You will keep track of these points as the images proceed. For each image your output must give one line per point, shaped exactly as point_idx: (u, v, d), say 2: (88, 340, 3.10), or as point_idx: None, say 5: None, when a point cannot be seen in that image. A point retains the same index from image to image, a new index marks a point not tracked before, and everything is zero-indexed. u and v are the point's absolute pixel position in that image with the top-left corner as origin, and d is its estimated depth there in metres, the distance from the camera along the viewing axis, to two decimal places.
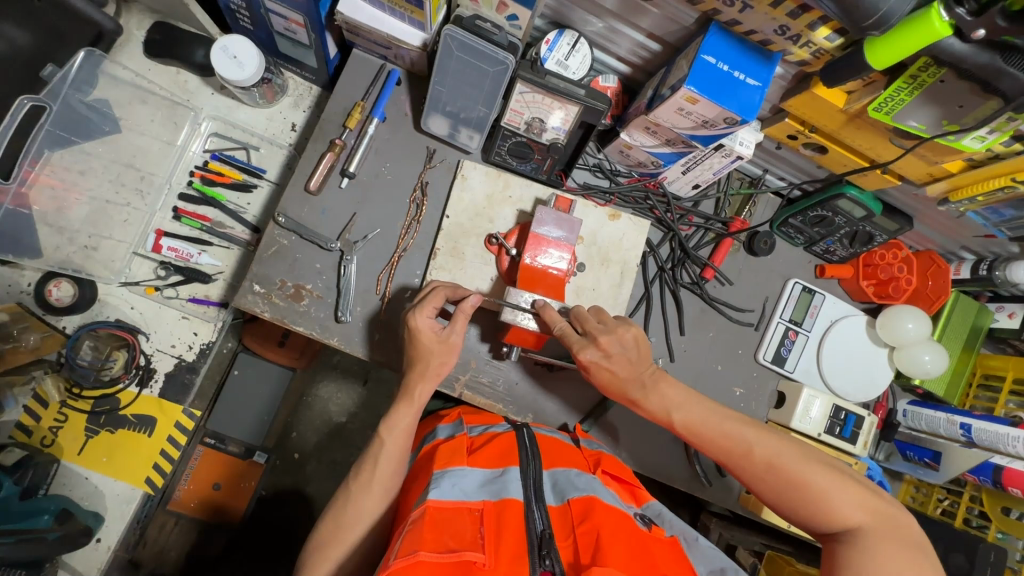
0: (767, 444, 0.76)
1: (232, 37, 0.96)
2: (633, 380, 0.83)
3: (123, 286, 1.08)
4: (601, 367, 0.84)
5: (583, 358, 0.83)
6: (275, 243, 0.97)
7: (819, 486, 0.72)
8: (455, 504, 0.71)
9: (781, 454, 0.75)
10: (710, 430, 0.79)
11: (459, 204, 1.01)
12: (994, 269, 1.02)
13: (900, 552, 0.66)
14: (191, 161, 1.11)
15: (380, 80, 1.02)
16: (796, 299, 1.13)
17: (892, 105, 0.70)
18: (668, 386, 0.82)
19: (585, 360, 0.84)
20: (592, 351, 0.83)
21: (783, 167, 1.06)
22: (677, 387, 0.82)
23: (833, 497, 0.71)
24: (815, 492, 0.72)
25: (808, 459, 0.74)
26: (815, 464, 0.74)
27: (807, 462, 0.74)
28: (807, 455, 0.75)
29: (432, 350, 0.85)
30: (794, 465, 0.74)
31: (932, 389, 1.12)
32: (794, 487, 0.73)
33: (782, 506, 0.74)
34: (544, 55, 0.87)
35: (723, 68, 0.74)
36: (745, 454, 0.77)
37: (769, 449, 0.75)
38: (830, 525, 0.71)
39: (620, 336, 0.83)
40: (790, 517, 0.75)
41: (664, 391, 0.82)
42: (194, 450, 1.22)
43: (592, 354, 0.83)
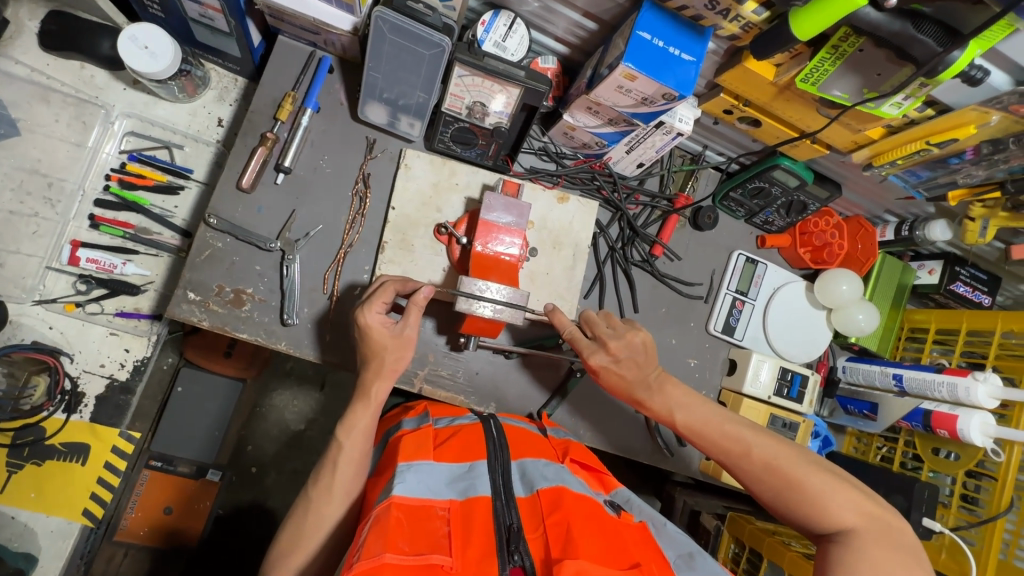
0: (767, 447, 0.77)
1: (141, 26, 0.89)
2: (640, 382, 0.84)
3: (38, 304, 0.98)
4: (611, 371, 0.85)
5: (592, 362, 0.84)
6: (208, 247, 0.91)
7: (817, 491, 0.73)
8: (421, 502, 0.71)
9: (780, 457, 0.76)
10: (711, 432, 0.80)
11: (405, 194, 0.98)
12: (915, 229, 1.08)
13: (892, 554, 0.68)
14: (105, 163, 1.01)
15: (311, 68, 0.97)
16: (740, 270, 1.17)
17: (818, 76, 0.73)
18: (673, 387, 0.82)
19: (594, 364, 0.85)
20: (601, 355, 0.84)
21: (721, 142, 1.08)
22: (677, 388, 0.83)
23: (830, 501, 0.72)
24: (812, 496, 0.73)
25: (807, 462, 0.75)
26: (815, 468, 0.75)
27: (806, 466, 0.75)
28: (805, 460, 0.75)
29: (386, 346, 0.82)
30: (792, 467, 0.75)
31: (867, 345, 1.20)
32: (791, 489, 0.74)
33: (779, 506, 0.75)
34: (481, 37, 0.85)
35: (658, 44, 0.75)
36: (745, 455, 0.78)
37: (768, 451, 0.76)
38: (825, 527, 0.72)
39: (629, 341, 0.83)
40: (785, 516, 0.76)
41: (662, 386, 0.83)
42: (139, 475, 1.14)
43: (601, 358, 0.84)
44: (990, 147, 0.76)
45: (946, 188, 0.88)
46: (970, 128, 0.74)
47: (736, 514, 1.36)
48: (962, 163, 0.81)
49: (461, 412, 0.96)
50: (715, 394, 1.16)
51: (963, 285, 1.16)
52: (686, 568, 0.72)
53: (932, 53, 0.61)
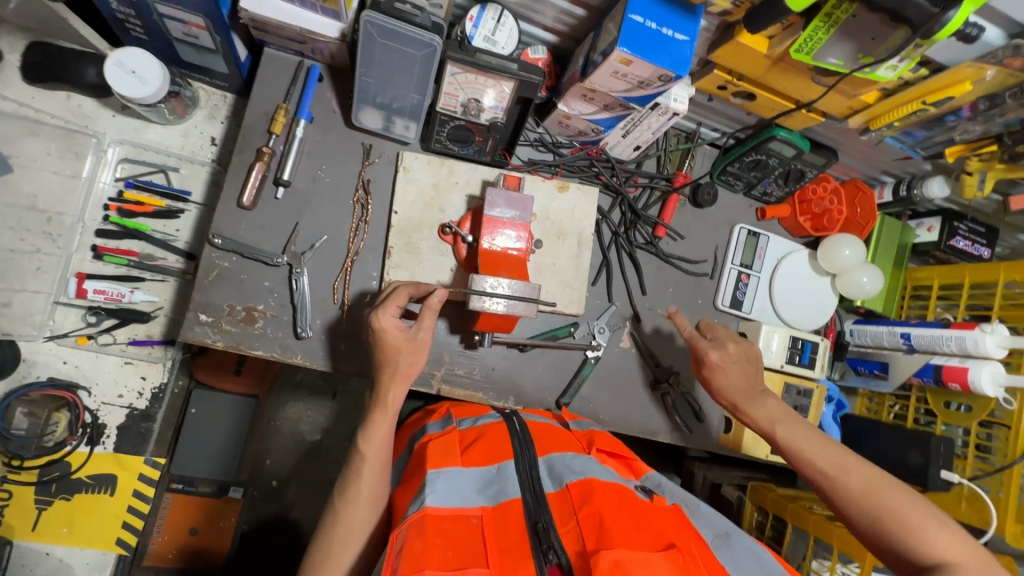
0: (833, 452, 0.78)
1: (126, 51, 0.87)
2: (741, 390, 0.89)
3: (50, 340, 0.98)
4: (722, 371, 0.91)
5: (713, 357, 0.91)
6: (216, 268, 0.91)
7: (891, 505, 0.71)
8: (454, 512, 0.74)
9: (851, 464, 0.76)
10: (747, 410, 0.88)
11: (406, 197, 0.98)
12: (913, 188, 1.09)
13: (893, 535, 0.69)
14: (103, 192, 1.00)
15: (301, 78, 0.96)
16: (742, 243, 1.18)
17: (812, 45, 0.73)
18: (721, 370, 0.91)
19: (714, 359, 0.92)
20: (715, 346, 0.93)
21: (715, 119, 1.08)
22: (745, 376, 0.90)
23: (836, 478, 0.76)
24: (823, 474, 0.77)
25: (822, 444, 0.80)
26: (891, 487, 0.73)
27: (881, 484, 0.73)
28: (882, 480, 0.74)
29: (400, 349, 0.82)
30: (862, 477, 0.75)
31: (873, 307, 1.21)
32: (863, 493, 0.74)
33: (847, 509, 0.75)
34: (470, 33, 0.85)
35: (652, 26, 0.74)
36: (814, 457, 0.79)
37: (787, 432, 0.83)
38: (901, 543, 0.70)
39: (728, 347, 0.92)
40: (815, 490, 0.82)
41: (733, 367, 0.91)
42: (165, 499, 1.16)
43: (718, 354, 0.92)
44: (987, 102, 0.77)
45: (943, 145, 0.89)
46: (966, 85, 0.74)
47: (756, 483, 1.38)
48: (959, 121, 0.82)
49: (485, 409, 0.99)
50: None
51: (963, 240, 1.18)
52: (724, 548, 0.74)
53: (927, 14, 0.62)
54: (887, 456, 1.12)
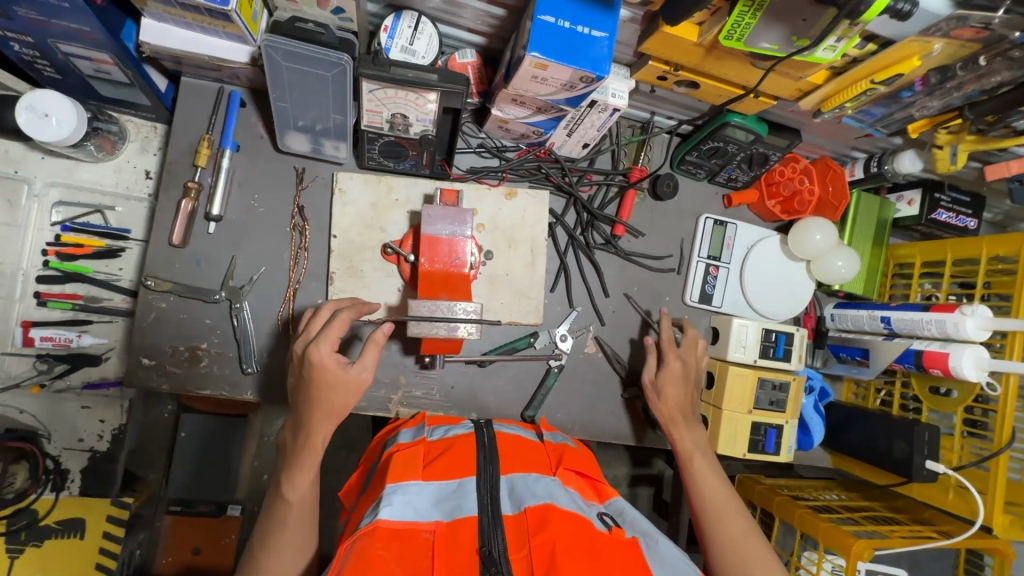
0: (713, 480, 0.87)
1: (38, 93, 0.84)
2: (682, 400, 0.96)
3: (4, 391, 0.98)
4: (670, 384, 0.97)
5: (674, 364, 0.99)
6: (153, 309, 0.89)
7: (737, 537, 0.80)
8: (407, 525, 0.68)
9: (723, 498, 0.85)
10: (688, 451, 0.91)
11: (344, 220, 0.95)
12: (884, 164, 1.02)
13: None
14: (40, 237, 0.99)
15: (223, 105, 0.92)
16: (709, 234, 1.12)
17: (741, 31, 0.67)
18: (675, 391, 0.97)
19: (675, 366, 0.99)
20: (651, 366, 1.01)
21: (668, 107, 1.01)
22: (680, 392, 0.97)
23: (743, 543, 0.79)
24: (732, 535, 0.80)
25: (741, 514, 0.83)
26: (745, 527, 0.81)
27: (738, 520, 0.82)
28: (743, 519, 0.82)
29: (334, 386, 0.77)
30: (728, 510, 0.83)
31: (852, 290, 1.15)
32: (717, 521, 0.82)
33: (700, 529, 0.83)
34: (386, 44, 0.81)
35: (565, 25, 0.69)
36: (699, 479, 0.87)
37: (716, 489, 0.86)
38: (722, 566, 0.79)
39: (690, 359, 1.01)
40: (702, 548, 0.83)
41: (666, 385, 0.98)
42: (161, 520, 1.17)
43: (677, 365, 0.99)
44: (938, 75, 0.71)
45: (904, 122, 0.82)
46: (914, 61, 0.69)
47: (745, 475, 1.35)
48: (914, 97, 0.75)
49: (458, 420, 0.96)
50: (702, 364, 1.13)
51: (946, 212, 1.10)
52: None
53: None
54: (868, 446, 1.09)
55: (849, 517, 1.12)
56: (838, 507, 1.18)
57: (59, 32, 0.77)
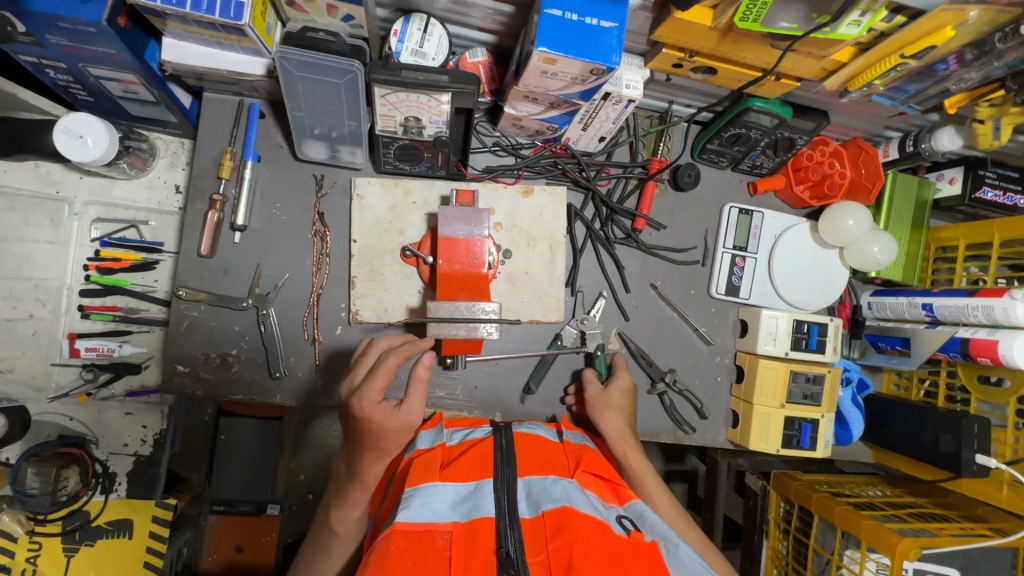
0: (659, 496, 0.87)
1: (72, 116, 0.88)
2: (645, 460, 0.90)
3: (54, 399, 1.03)
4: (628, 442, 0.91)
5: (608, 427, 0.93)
6: (185, 318, 0.93)
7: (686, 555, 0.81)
8: (425, 526, 0.68)
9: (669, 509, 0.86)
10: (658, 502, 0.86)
11: (363, 225, 0.96)
12: (920, 142, 0.96)
13: None
14: (81, 252, 1.04)
15: (243, 117, 0.95)
16: (734, 224, 1.09)
17: (757, 12, 0.64)
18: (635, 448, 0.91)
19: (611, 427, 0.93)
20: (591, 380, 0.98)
21: (687, 95, 0.98)
22: (622, 418, 0.94)
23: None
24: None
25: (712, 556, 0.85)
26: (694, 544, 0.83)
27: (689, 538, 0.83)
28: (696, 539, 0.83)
29: (386, 432, 0.80)
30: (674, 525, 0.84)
31: (890, 277, 1.10)
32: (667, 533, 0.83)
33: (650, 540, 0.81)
34: (396, 48, 0.81)
35: (572, 18, 0.68)
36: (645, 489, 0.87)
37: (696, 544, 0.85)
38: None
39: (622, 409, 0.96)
40: None
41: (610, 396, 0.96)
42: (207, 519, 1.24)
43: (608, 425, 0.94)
44: (974, 44, 0.66)
45: (940, 97, 0.78)
46: (947, 31, 0.64)
47: (781, 471, 1.31)
48: (950, 70, 0.71)
49: (478, 423, 0.95)
50: (731, 358, 1.11)
51: (992, 190, 1.03)
52: None
53: None
54: (912, 440, 1.04)
55: (894, 515, 1.07)
56: (882, 503, 1.13)
57: (88, 56, 0.80)
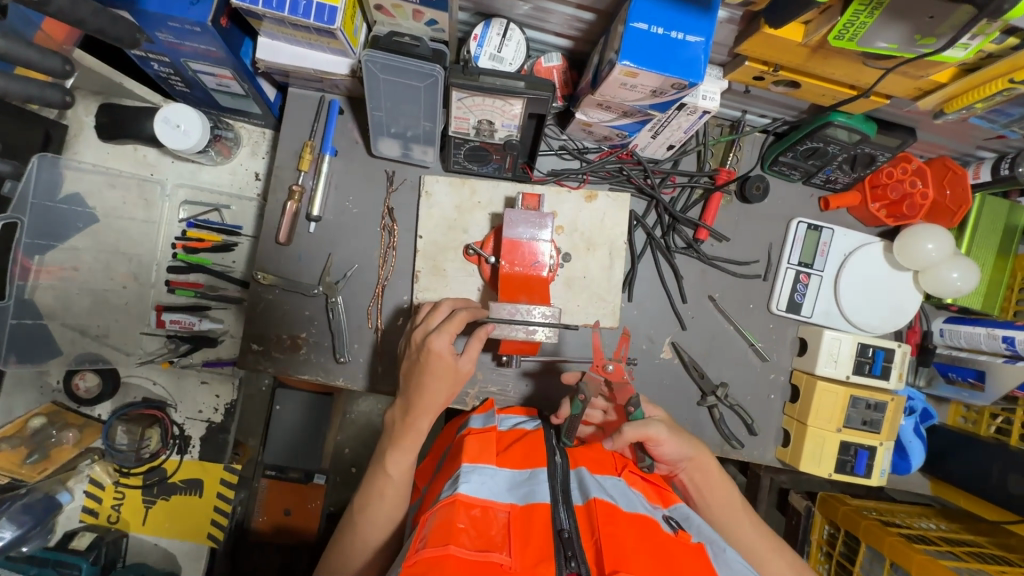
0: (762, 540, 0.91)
1: (170, 106, 0.95)
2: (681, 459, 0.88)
3: (141, 365, 1.14)
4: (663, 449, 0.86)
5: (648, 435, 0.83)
6: (262, 300, 0.99)
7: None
8: (483, 502, 0.72)
9: (770, 553, 0.90)
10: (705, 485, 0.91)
11: (430, 221, 0.99)
12: (1017, 165, 0.91)
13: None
14: (170, 231, 1.11)
15: (324, 112, 0.99)
16: (801, 239, 1.06)
17: (854, 31, 0.62)
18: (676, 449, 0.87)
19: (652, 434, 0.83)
20: (664, 433, 0.84)
21: (762, 106, 0.96)
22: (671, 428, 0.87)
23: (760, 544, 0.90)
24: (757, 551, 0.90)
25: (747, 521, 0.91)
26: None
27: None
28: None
29: (439, 373, 0.81)
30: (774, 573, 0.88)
31: (968, 305, 1.04)
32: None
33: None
34: (475, 52, 0.83)
35: (658, 32, 0.68)
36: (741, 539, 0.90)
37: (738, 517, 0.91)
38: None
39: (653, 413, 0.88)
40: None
41: (679, 452, 0.87)
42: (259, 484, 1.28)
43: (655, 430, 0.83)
44: None
45: None
46: None
47: (828, 493, 1.28)
48: None
49: (528, 413, 1.00)
50: (787, 376, 1.08)
51: None
52: None
53: None
54: (979, 477, 1.00)
55: (948, 551, 1.03)
56: (935, 538, 1.08)
57: (190, 52, 0.86)
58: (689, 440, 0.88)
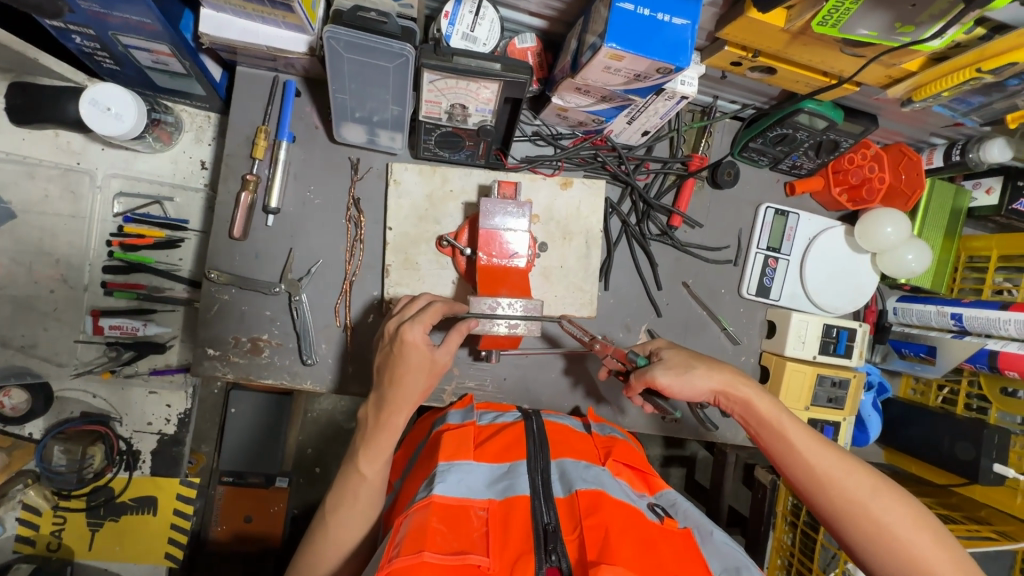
0: (864, 483, 0.70)
1: (98, 87, 0.84)
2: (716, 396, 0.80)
3: (77, 376, 1.03)
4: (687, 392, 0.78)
5: (661, 381, 0.78)
6: (216, 301, 0.91)
7: (906, 539, 0.66)
8: (460, 501, 0.70)
9: (883, 495, 0.69)
10: (762, 421, 0.77)
11: (400, 212, 0.94)
12: (967, 152, 0.95)
13: (942, 555, 0.65)
14: (105, 228, 1.01)
15: (278, 94, 0.91)
16: (769, 224, 1.08)
17: (838, 17, 0.61)
18: (706, 386, 0.78)
19: (662, 384, 0.78)
20: (669, 374, 0.78)
21: (733, 91, 0.96)
22: (699, 370, 0.79)
23: (873, 504, 0.68)
24: (874, 523, 0.68)
25: (843, 462, 0.72)
26: (924, 530, 0.67)
27: (917, 526, 0.67)
28: (928, 522, 0.68)
29: (415, 369, 0.73)
30: (890, 516, 0.67)
31: (919, 284, 1.10)
32: (868, 521, 0.68)
33: (832, 525, 0.71)
34: (447, 32, 0.77)
35: (644, 13, 0.65)
36: (832, 483, 0.71)
37: (823, 463, 0.72)
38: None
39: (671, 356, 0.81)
40: (837, 531, 0.72)
41: (695, 384, 0.78)
42: (216, 491, 1.15)
43: (666, 378, 0.78)
44: None
45: (1003, 111, 0.77)
46: None
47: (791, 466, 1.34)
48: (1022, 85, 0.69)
49: (507, 408, 0.97)
50: (756, 358, 1.11)
51: None
52: None
53: None
54: (929, 444, 1.06)
55: None
56: None
57: (119, 24, 0.76)
58: (705, 368, 0.79)
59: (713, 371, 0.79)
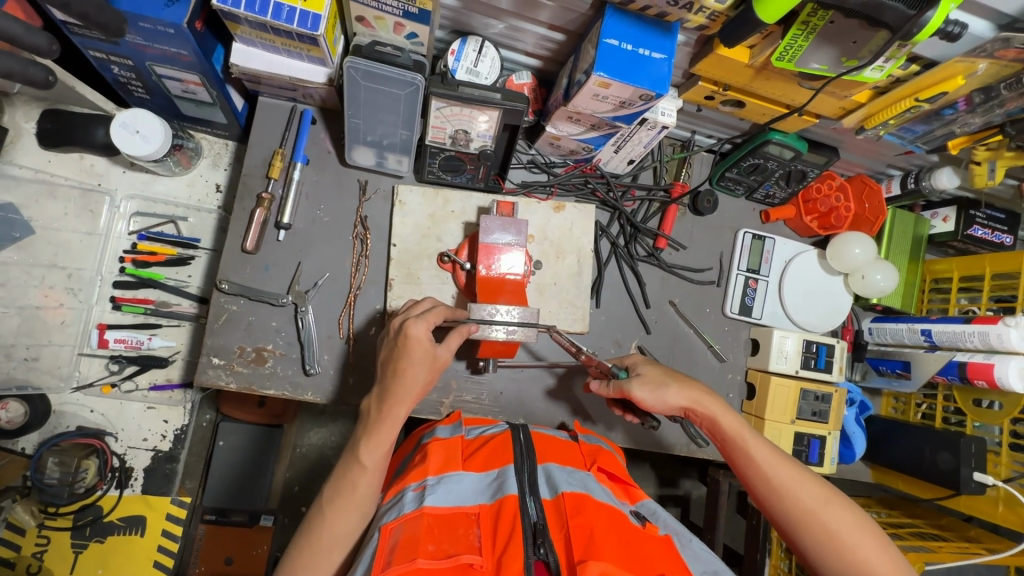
0: (822, 501, 0.72)
1: (129, 111, 0.91)
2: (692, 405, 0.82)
3: (77, 390, 1.05)
4: (661, 404, 0.82)
5: (636, 393, 0.82)
6: (224, 311, 0.95)
7: (853, 544, 0.69)
8: (451, 509, 0.71)
9: (833, 506, 0.72)
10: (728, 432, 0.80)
11: (404, 229, 1.00)
12: (921, 180, 1.05)
13: (876, 550, 0.69)
14: (118, 245, 1.05)
15: (295, 122, 0.99)
16: (748, 248, 1.16)
17: (793, 52, 0.71)
18: (677, 393, 0.82)
19: (637, 395, 0.82)
20: (645, 388, 0.82)
21: (709, 126, 1.08)
22: (673, 383, 0.82)
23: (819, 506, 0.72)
24: (813, 519, 0.71)
25: (797, 470, 0.75)
26: (869, 536, 0.70)
27: (861, 531, 0.70)
28: (872, 528, 0.70)
29: (417, 361, 0.77)
30: (829, 517, 0.71)
31: (891, 304, 1.17)
32: (816, 524, 0.71)
33: (784, 528, 0.74)
34: (453, 66, 0.86)
35: (628, 48, 0.75)
36: (786, 492, 0.74)
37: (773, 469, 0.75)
38: None
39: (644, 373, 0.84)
40: (786, 532, 0.74)
41: (667, 400, 0.82)
42: (196, 530, 1.11)
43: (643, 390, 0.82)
44: (982, 94, 0.76)
45: (945, 139, 0.87)
46: (958, 80, 0.73)
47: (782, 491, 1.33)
48: (956, 114, 0.80)
49: (494, 422, 0.96)
50: (742, 375, 1.16)
51: (981, 228, 1.13)
52: None
53: (905, 17, 0.60)
54: (911, 460, 1.09)
55: (893, 532, 1.08)
56: (882, 522, 1.13)
57: (157, 55, 0.84)
58: (678, 385, 0.82)
59: (685, 388, 0.82)
